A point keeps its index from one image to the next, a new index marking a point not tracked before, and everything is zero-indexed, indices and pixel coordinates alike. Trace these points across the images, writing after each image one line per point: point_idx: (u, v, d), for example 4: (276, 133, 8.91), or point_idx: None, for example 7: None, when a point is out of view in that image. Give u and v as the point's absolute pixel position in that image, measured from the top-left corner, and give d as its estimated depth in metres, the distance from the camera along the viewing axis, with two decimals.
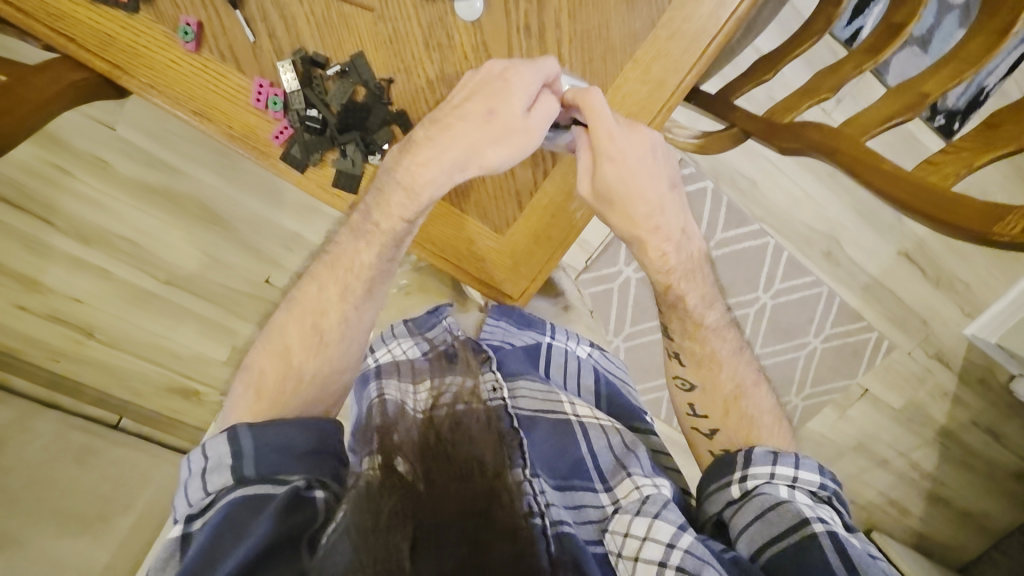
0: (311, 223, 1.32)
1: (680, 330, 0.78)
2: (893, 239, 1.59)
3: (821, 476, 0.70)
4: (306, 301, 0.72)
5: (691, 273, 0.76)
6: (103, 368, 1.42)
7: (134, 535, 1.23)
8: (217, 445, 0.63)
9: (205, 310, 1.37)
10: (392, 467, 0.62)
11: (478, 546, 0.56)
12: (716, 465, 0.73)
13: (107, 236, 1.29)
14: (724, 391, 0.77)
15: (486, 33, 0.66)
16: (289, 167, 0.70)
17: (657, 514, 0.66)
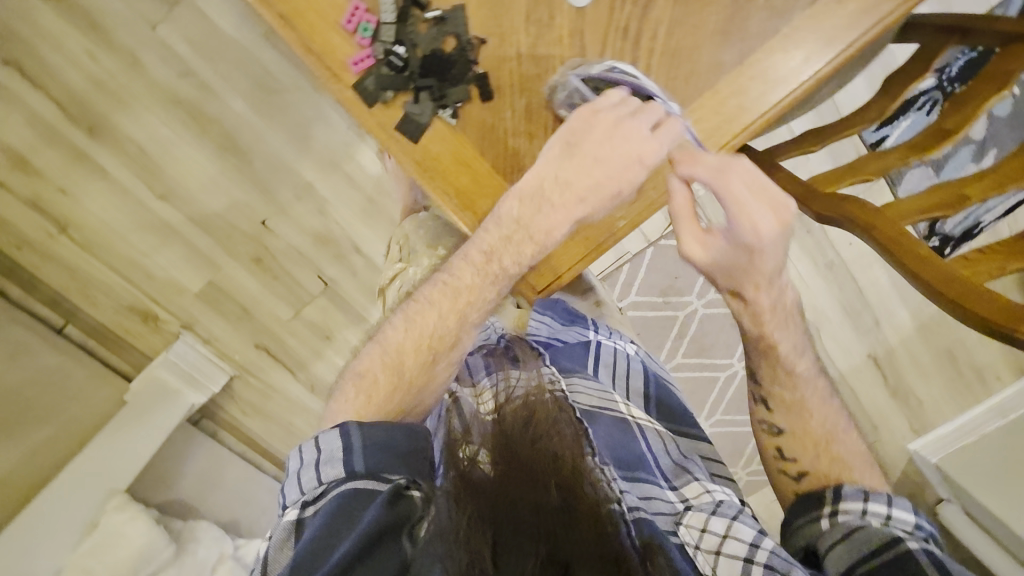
0: (328, 179, 1.32)
1: (762, 369, 0.76)
2: (866, 341, 1.63)
3: (916, 515, 0.66)
4: (421, 324, 0.66)
5: (786, 315, 0.72)
6: (68, 269, 1.34)
7: (50, 447, 1.18)
8: (330, 437, 0.60)
9: (198, 239, 1.34)
10: (468, 473, 0.55)
11: (559, 537, 0.49)
12: (805, 505, 0.70)
13: (117, 135, 1.24)
14: (813, 438, 0.73)
15: (587, 23, 0.66)
16: (358, 98, 0.66)
17: (735, 516, 0.64)
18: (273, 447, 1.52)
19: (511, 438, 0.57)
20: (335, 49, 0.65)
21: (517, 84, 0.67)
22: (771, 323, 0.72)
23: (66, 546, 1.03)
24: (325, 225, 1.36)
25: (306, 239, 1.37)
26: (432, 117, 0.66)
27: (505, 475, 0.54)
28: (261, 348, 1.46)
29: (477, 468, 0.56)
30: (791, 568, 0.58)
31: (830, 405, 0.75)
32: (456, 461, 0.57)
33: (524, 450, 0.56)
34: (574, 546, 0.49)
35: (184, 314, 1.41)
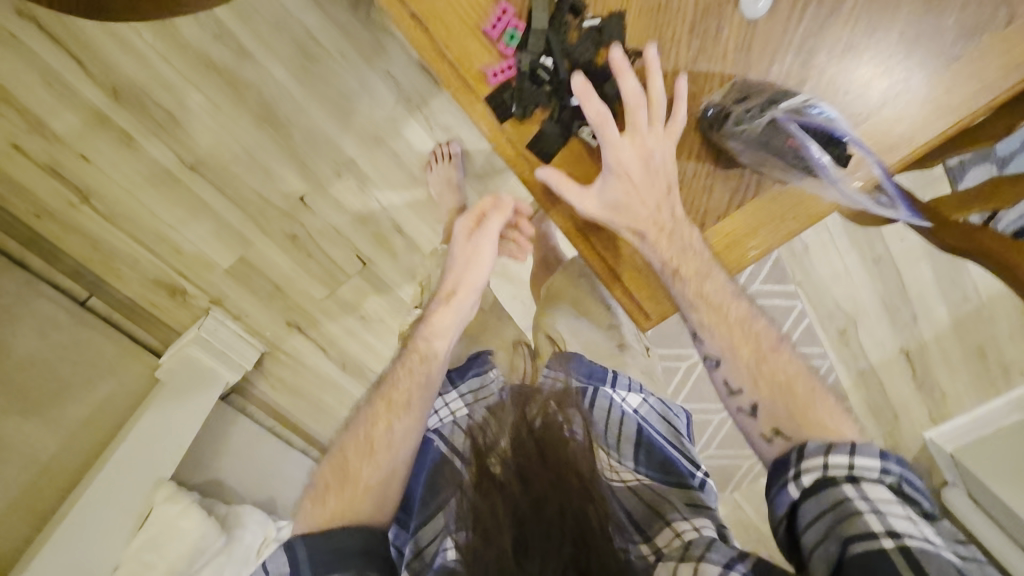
0: (371, 155, 1.24)
1: (687, 307, 0.65)
2: (901, 335, 1.68)
3: (882, 458, 0.54)
4: (360, 428, 0.72)
5: (681, 238, 0.66)
6: (91, 241, 1.25)
7: (87, 428, 1.15)
8: (275, 556, 0.61)
9: (227, 213, 1.26)
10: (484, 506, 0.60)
11: (583, 544, 0.56)
12: (773, 468, 0.59)
13: (142, 100, 1.14)
14: (744, 357, 0.63)
15: (756, 37, 0.66)
16: (489, 109, 0.69)
17: (702, 557, 0.58)
18: (307, 426, 1.47)
19: (544, 440, 0.63)
20: (472, 57, 0.69)
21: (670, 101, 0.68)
22: (678, 259, 0.65)
23: (121, 540, 1.02)
24: (366, 205, 1.29)
25: (344, 218, 1.29)
26: (569, 136, 0.69)
27: (530, 487, 0.59)
28: (293, 327, 1.40)
29: (494, 471, 0.62)
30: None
31: (766, 327, 0.66)
32: (483, 457, 0.64)
33: (549, 458, 0.61)
34: (599, 553, 0.55)
35: (214, 290, 1.34)
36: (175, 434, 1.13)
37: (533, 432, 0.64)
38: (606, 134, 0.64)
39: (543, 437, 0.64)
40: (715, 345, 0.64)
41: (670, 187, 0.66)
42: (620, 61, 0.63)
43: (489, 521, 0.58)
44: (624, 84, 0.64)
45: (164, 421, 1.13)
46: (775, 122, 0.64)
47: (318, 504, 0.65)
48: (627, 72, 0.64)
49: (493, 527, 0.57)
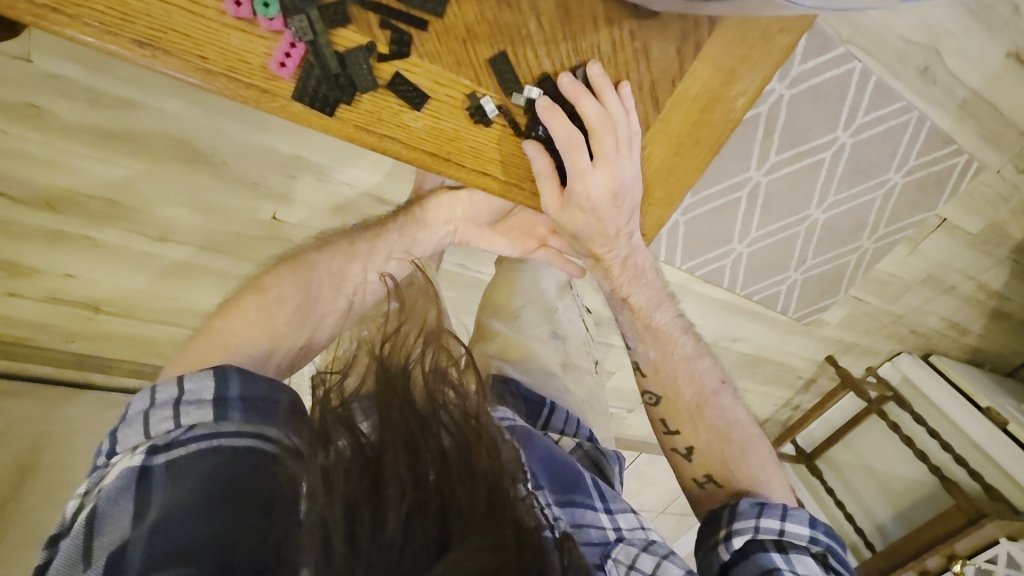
0: (309, 141, 1.10)
1: (635, 333, 0.84)
2: (1004, 38, 1.35)
3: (811, 528, 0.69)
4: (291, 278, 0.69)
5: (637, 273, 0.81)
6: (126, 339, 1.29)
7: None
8: (199, 378, 0.53)
9: (220, 262, 1.22)
10: (353, 428, 0.53)
11: (441, 486, 0.48)
12: (708, 517, 0.73)
13: (75, 199, 1.07)
14: (685, 397, 0.80)
15: None
16: (308, 103, 0.57)
17: (665, 556, 0.60)
18: None
19: (391, 368, 0.59)
20: (241, 48, 0.55)
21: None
22: (627, 285, 0.82)
23: None
24: (336, 194, 1.18)
25: (323, 215, 1.21)
26: (414, 84, 0.60)
27: (383, 428, 0.53)
28: None
29: (351, 421, 0.54)
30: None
31: (705, 367, 0.84)
32: (330, 407, 0.55)
33: (415, 406, 0.55)
34: (463, 490, 0.49)
35: None
36: None
37: (396, 370, 0.59)
38: (574, 158, 0.64)
39: (398, 375, 0.58)
40: (654, 379, 0.83)
41: (630, 212, 0.71)
42: (597, 79, 0.64)
43: (331, 465, 0.49)
44: (585, 108, 0.62)
45: None
46: None
47: (245, 322, 0.62)
48: (586, 95, 0.62)
49: (333, 469, 0.49)
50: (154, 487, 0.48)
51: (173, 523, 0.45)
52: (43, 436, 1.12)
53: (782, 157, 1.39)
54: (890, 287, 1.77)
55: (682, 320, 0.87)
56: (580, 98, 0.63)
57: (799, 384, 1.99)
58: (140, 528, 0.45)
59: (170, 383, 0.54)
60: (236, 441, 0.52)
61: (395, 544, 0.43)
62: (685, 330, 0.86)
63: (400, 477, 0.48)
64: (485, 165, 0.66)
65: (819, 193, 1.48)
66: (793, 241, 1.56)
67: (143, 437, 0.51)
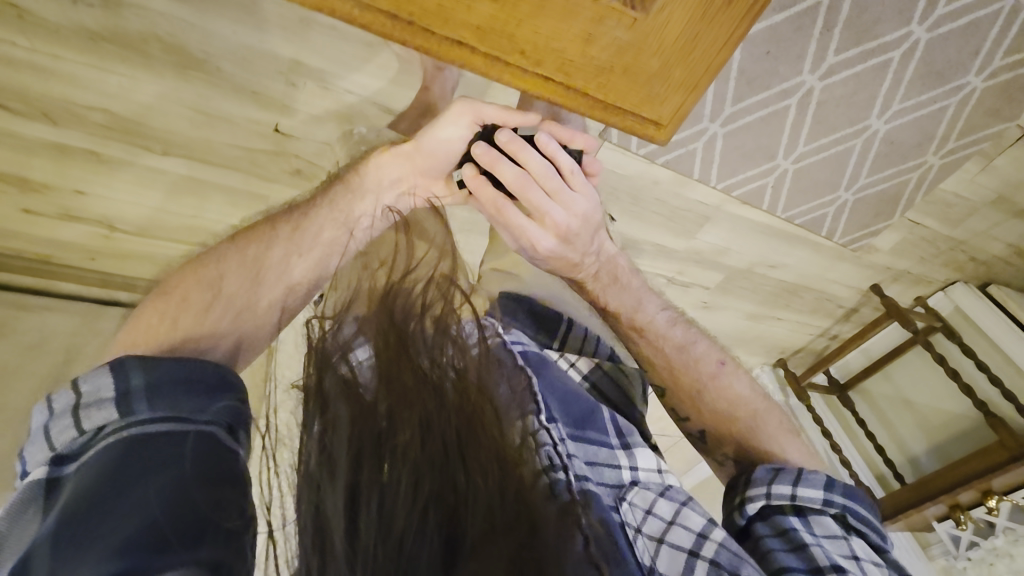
0: (309, 43, 1.03)
1: (625, 337, 0.74)
2: None
3: (825, 490, 0.66)
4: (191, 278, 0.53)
5: (614, 280, 0.72)
6: (147, 258, 1.28)
7: None
8: (98, 376, 0.44)
9: (229, 179, 1.18)
10: (352, 390, 0.48)
11: (453, 471, 0.45)
12: (729, 486, 0.72)
13: (75, 110, 1.03)
14: (684, 387, 0.74)
15: None
16: None
17: (683, 502, 0.61)
18: None
19: (400, 324, 0.51)
20: None
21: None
22: (602, 292, 0.72)
23: None
24: (342, 103, 1.11)
25: (330, 128, 1.14)
26: None
27: (387, 391, 0.47)
28: None
29: (346, 373, 0.49)
30: (739, 564, 0.53)
31: (701, 350, 0.76)
32: (334, 351, 0.50)
33: (426, 369, 0.49)
34: (479, 483, 0.45)
35: None
36: None
37: (402, 323, 0.51)
38: (508, 218, 0.61)
39: (403, 329, 0.50)
40: (653, 373, 0.75)
41: (596, 230, 0.65)
42: (511, 142, 0.60)
43: (331, 434, 0.46)
44: (503, 172, 0.59)
45: None
46: None
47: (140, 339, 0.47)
48: (502, 161, 0.59)
49: (331, 439, 0.46)
50: (62, 494, 0.39)
51: (88, 521, 0.36)
52: (79, 349, 1.17)
53: (843, 57, 1.21)
54: (955, 210, 1.61)
55: (666, 303, 0.77)
56: (495, 167, 0.60)
57: (839, 314, 1.88)
58: (41, 534, 0.36)
59: (66, 387, 0.44)
60: (157, 427, 0.42)
61: (398, 545, 0.41)
62: (677, 317, 0.77)
63: (409, 463, 0.44)
64: (456, 31, 0.60)
65: (882, 98, 1.30)
66: (847, 156, 1.40)
67: (48, 450, 0.42)
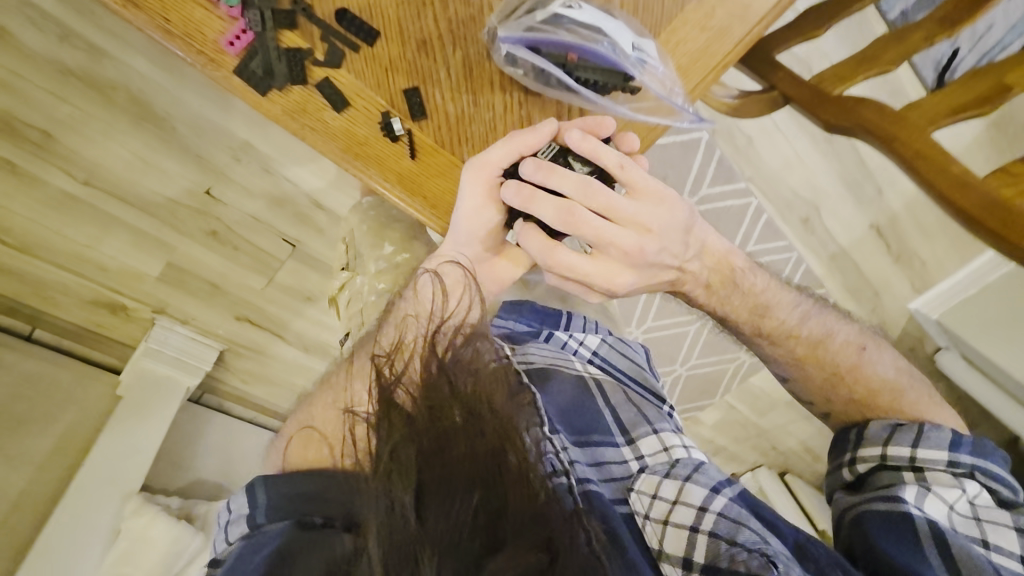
0: (263, 132, 1.19)
1: (750, 340, 0.80)
2: (869, 212, 1.60)
3: (953, 449, 0.71)
4: (302, 424, 0.70)
5: (733, 287, 0.77)
6: (15, 275, 1.21)
7: (56, 459, 1.14)
8: (238, 498, 0.64)
9: (138, 221, 1.22)
10: (408, 420, 0.51)
11: (494, 487, 0.48)
12: (837, 442, 0.81)
13: (9, 122, 1.07)
14: (813, 379, 0.80)
15: None
16: (245, 83, 0.59)
17: (687, 478, 0.70)
18: (283, 409, 1.51)
19: (445, 365, 0.54)
20: (202, 23, 0.58)
21: (446, 34, 0.62)
22: (714, 299, 0.77)
23: (93, 558, 1.04)
24: (276, 187, 1.24)
25: (258, 204, 1.25)
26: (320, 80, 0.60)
27: (431, 417, 0.51)
28: (243, 320, 1.38)
29: (397, 403, 0.53)
30: (736, 531, 0.64)
31: (843, 336, 0.80)
32: (382, 387, 0.54)
33: (460, 393, 0.52)
34: (515, 493, 0.47)
35: (153, 299, 1.31)
36: (139, 450, 1.15)
37: (439, 361, 0.55)
38: (562, 256, 0.61)
39: (439, 369, 0.54)
40: (777, 367, 0.82)
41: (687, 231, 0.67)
42: (537, 178, 0.59)
43: (397, 454, 0.49)
44: (544, 211, 0.59)
45: (128, 435, 1.16)
46: (560, 38, 0.59)
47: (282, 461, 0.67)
48: (538, 203, 0.59)
49: (400, 455, 0.49)
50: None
51: None
52: None
53: None
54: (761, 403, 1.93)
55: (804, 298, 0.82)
56: (532, 205, 0.59)
57: None
58: None
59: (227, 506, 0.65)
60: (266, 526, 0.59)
61: (456, 546, 0.44)
62: (821, 309, 0.82)
63: (463, 475, 0.47)
64: None
65: None
66: (683, 338, 1.73)
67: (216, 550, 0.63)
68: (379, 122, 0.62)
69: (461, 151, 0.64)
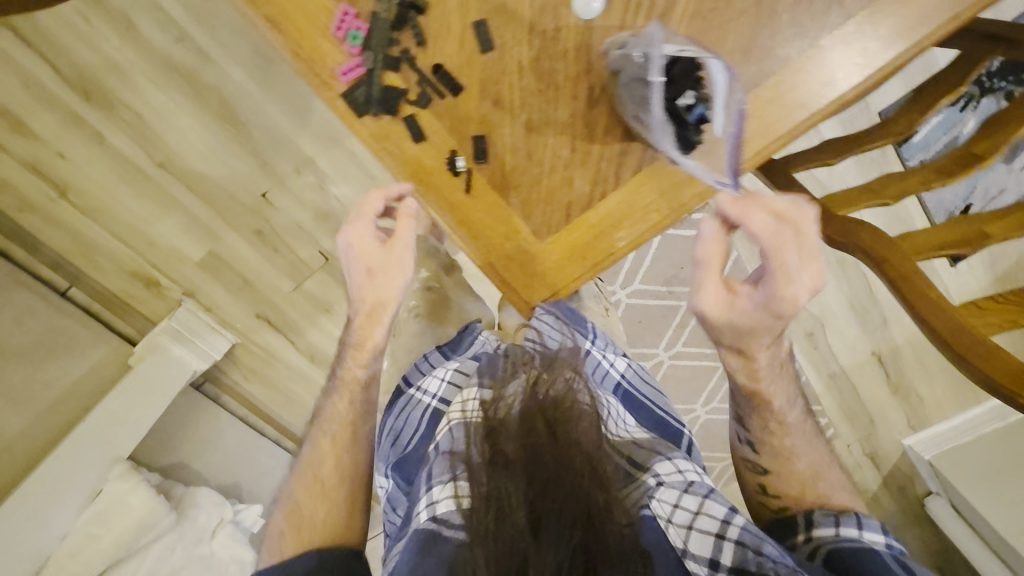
0: (327, 152, 1.31)
1: (745, 407, 0.73)
2: (874, 339, 1.63)
3: (885, 536, 0.65)
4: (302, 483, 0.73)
5: (749, 337, 0.64)
6: (72, 233, 1.30)
7: (64, 404, 1.21)
8: None
9: (195, 207, 1.33)
10: (502, 453, 0.57)
11: (591, 524, 0.51)
12: (783, 526, 0.71)
13: (113, 101, 1.21)
14: (783, 462, 0.73)
15: (593, 35, 0.66)
16: (348, 107, 0.66)
17: (707, 494, 0.62)
18: (275, 413, 1.53)
19: (550, 416, 0.59)
20: (325, 53, 0.65)
21: (518, 96, 0.67)
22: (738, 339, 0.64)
23: (73, 510, 1.06)
24: (325, 202, 1.35)
25: (306, 214, 1.36)
26: (407, 115, 0.66)
27: (534, 453, 0.56)
28: (261, 318, 1.45)
29: (501, 451, 0.57)
30: (761, 542, 0.57)
31: (811, 440, 0.74)
32: (490, 418, 0.60)
33: (552, 437, 0.57)
34: (613, 543, 0.50)
35: (186, 282, 1.39)
36: (129, 417, 1.17)
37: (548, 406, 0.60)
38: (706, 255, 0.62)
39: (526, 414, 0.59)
40: (759, 438, 0.74)
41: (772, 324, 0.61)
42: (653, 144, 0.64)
43: (498, 489, 0.54)
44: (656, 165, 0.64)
45: (122, 404, 1.17)
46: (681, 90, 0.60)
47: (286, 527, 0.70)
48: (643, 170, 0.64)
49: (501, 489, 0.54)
50: None
51: None
52: None
53: (687, 348, 1.62)
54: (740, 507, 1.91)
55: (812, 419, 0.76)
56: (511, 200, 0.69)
57: None
58: None
59: None
60: None
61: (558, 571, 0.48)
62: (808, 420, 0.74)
63: (567, 514, 0.51)
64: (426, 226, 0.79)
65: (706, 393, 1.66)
66: None
67: None
68: (445, 159, 0.67)
69: (509, 197, 0.69)
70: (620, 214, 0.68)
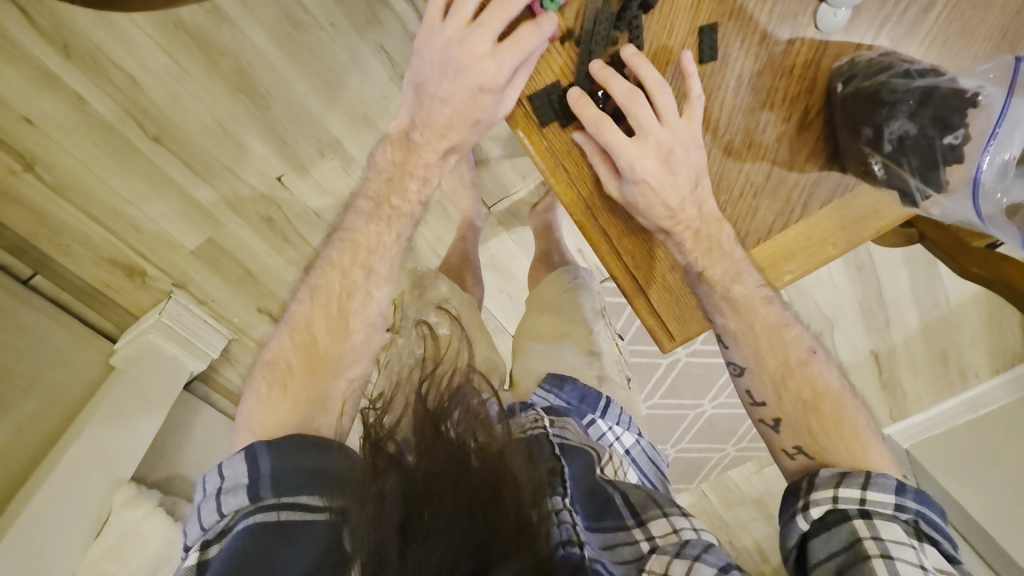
0: (357, 134, 1.18)
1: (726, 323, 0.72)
2: (873, 339, 1.70)
3: (898, 495, 0.60)
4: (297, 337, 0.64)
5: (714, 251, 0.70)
6: (36, 213, 1.10)
7: (34, 424, 1.01)
8: (235, 463, 0.55)
9: (193, 186, 1.15)
10: (398, 456, 0.52)
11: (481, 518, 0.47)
12: (790, 488, 0.66)
13: (99, 59, 1.01)
14: (767, 374, 0.70)
15: (824, 52, 0.71)
16: (532, 110, 0.68)
17: (697, 557, 0.58)
18: None
19: (437, 412, 0.54)
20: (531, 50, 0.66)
21: (725, 112, 0.71)
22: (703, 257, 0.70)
23: (76, 550, 0.92)
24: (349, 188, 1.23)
25: (326, 202, 1.23)
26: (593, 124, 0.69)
27: (423, 456, 0.51)
28: (263, 313, 1.30)
29: (393, 451, 0.52)
30: None
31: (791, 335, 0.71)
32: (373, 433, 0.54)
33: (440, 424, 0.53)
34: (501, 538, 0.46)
35: (177, 272, 1.22)
36: (133, 429, 1.02)
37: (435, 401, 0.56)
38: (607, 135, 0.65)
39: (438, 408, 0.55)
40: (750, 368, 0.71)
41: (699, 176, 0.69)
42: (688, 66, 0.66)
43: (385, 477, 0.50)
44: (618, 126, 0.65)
45: (123, 417, 1.02)
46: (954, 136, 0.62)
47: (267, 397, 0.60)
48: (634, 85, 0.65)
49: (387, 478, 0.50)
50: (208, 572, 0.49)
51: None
52: None
53: (703, 347, 1.61)
54: (729, 496, 1.96)
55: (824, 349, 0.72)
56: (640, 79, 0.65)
57: None
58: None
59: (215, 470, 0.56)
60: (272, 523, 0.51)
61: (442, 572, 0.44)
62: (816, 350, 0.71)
63: (451, 507, 0.48)
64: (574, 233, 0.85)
65: (715, 389, 1.68)
66: (679, 421, 1.71)
67: (198, 529, 0.54)
68: None
69: None
70: (799, 251, 0.75)
